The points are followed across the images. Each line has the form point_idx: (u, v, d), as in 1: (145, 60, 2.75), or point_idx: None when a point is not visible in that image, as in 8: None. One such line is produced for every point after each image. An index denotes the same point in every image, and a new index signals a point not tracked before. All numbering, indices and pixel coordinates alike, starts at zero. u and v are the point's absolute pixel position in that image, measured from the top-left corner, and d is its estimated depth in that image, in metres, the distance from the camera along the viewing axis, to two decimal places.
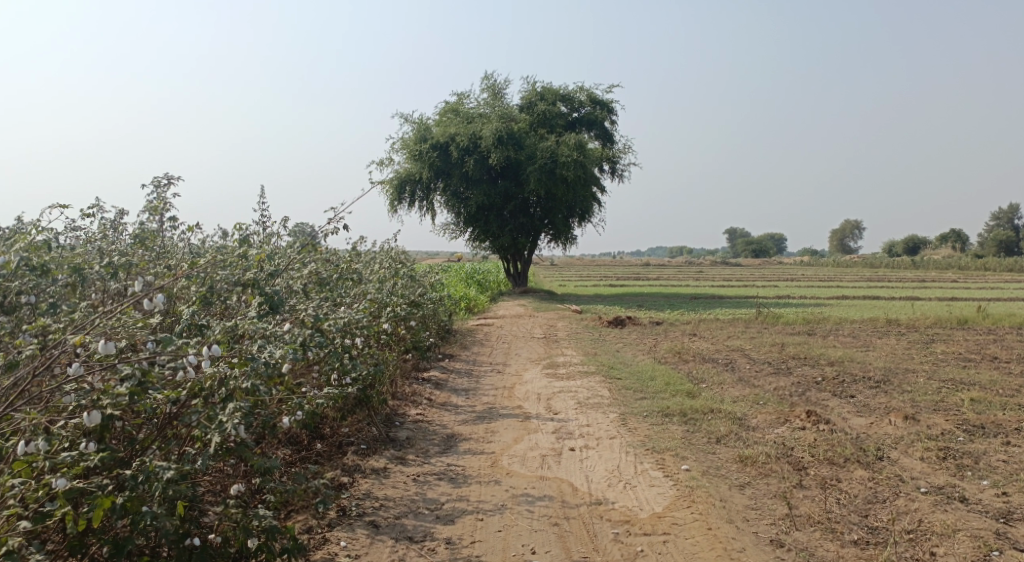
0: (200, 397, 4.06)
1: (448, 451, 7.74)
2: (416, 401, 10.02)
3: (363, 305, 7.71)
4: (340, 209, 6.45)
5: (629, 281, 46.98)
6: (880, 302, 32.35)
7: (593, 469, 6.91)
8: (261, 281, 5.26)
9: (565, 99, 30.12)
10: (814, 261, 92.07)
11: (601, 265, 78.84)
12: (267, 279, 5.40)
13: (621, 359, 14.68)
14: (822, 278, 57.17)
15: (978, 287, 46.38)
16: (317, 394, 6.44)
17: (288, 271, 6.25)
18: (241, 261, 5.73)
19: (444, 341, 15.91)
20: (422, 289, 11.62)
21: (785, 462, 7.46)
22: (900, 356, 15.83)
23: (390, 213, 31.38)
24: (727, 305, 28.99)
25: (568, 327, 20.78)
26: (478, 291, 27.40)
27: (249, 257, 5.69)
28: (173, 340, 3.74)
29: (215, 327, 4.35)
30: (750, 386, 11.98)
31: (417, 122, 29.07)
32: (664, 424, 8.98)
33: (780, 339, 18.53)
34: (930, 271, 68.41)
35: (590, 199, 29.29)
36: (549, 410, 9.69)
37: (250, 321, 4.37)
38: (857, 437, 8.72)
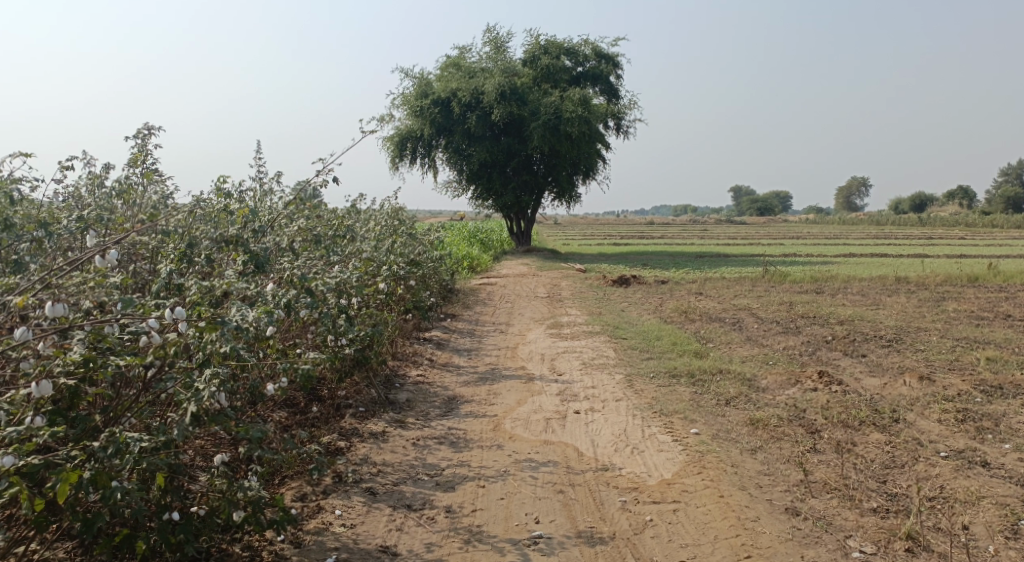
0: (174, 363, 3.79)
1: (449, 414, 7.49)
2: (417, 362, 9.77)
3: (358, 264, 7.43)
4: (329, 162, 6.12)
5: (634, 239, 46.56)
6: (888, 259, 31.97)
7: (599, 433, 6.65)
8: (243, 238, 4.96)
9: (569, 52, 29.37)
10: (820, 219, 91.31)
11: (605, 224, 78.31)
12: (250, 237, 5.11)
13: (627, 318, 14.40)
14: (829, 236, 56.70)
15: (987, 244, 45.82)
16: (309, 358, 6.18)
17: (275, 229, 5.95)
18: (225, 218, 5.45)
19: (446, 301, 15.64)
20: (422, 247, 11.29)
21: (798, 425, 7.20)
22: (912, 315, 15.52)
23: (392, 171, 30.93)
24: (734, 264, 28.63)
25: (572, 286, 20.49)
26: (481, 250, 27.06)
27: (233, 214, 5.40)
28: (132, 300, 3.45)
29: (191, 289, 4.08)
30: (759, 346, 11.70)
31: (418, 77, 28.45)
32: (672, 385, 8.72)
33: (788, 297, 18.22)
34: (938, 228, 67.75)
35: (594, 155, 28.74)
36: (553, 371, 9.43)
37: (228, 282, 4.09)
38: (871, 398, 8.45)
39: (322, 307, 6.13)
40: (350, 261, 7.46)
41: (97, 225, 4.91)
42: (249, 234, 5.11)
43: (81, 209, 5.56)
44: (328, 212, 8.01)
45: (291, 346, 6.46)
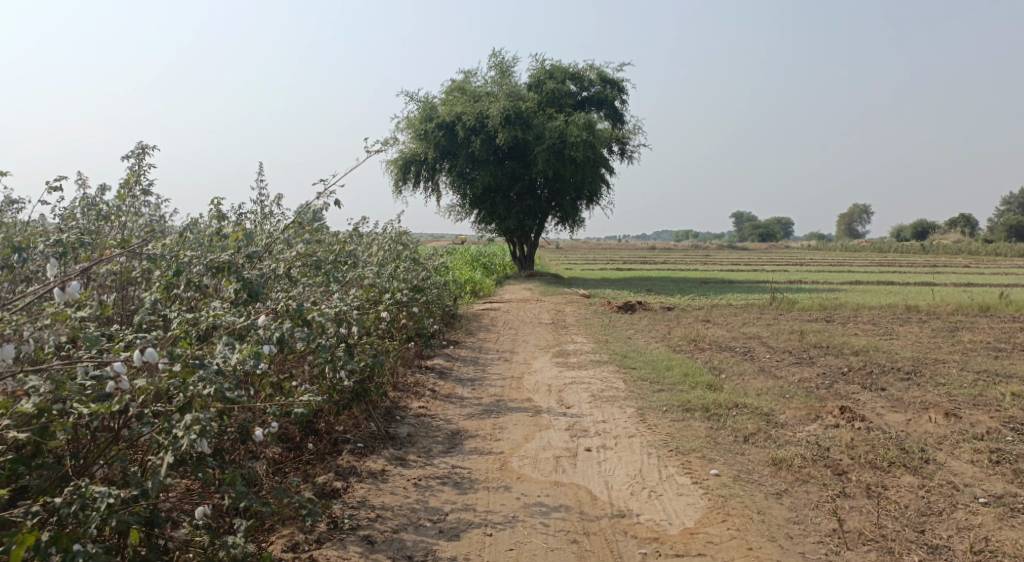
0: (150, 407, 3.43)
1: (453, 450, 7.07)
2: (419, 392, 9.37)
3: (360, 291, 7.10)
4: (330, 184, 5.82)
5: (637, 265, 46.20)
6: (895, 287, 31.62)
7: (613, 474, 6.23)
8: (235, 264, 4.61)
9: (574, 77, 29.19)
10: (823, 246, 91.07)
11: (607, 249, 78.00)
12: (244, 263, 4.76)
13: (634, 347, 14.00)
14: (833, 263, 56.38)
15: (993, 272, 45.39)
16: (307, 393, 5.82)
17: (271, 256, 5.60)
18: (218, 242, 5.13)
19: (448, 327, 15.24)
20: (425, 273, 10.92)
21: (823, 466, 6.79)
22: (927, 346, 15.13)
23: (394, 194, 30.66)
24: (740, 290, 28.25)
25: (577, 312, 20.08)
26: (483, 274, 26.71)
27: (226, 237, 5.09)
28: (97, 340, 3.10)
29: (172, 323, 3.74)
30: (773, 377, 11.28)
31: (422, 100, 28.28)
32: (687, 421, 8.30)
33: (798, 326, 17.82)
34: (942, 256, 67.46)
35: (599, 180, 28.47)
36: (561, 403, 9.02)
37: (215, 316, 3.76)
38: (896, 436, 8.04)
39: (321, 338, 5.79)
40: (352, 289, 7.13)
41: (75, 249, 4.57)
42: (244, 260, 4.78)
43: (60, 231, 5.23)
44: (328, 235, 7.67)
45: (288, 379, 6.09)
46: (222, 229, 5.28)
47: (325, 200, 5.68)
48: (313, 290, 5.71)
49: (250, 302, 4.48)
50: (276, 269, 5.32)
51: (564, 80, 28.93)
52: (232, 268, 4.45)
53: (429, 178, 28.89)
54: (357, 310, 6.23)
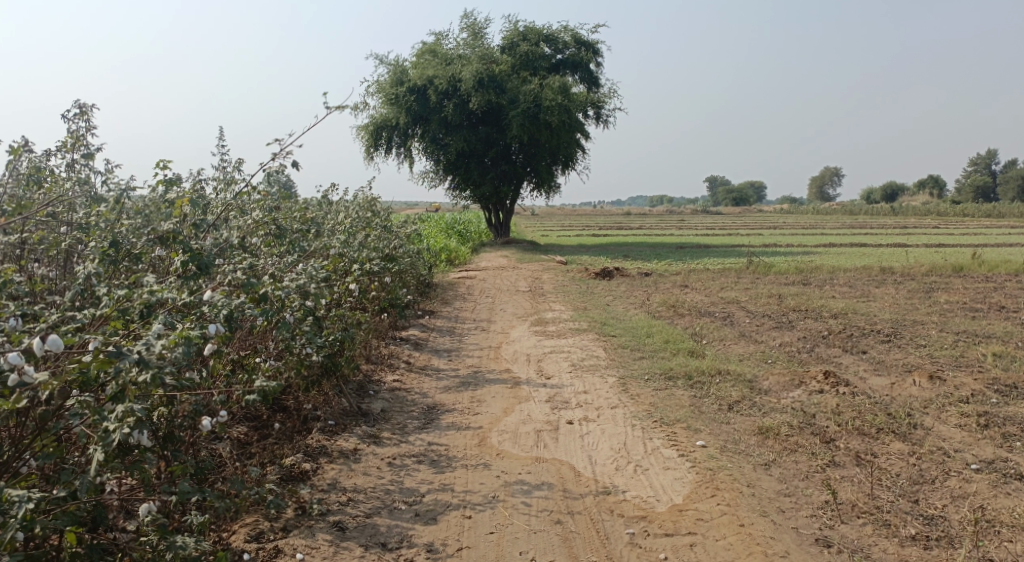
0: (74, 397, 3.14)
1: (429, 426, 6.78)
2: (393, 365, 9.05)
3: (326, 261, 6.76)
4: (287, 146, 5.44)
5: (612, 230, 45.97)
6: (869, 249, 31.72)
7: (596, 448, 5.99)
8: (182, 233, 4.26)
9: (547, 39, 28.57)
10: (795, 209, 91.53)
11: (582, 214, 77.64)
12: (192, 233, 4.41)
13: (613, 313, 13.77)
14: (806, 226, 56.61)
15: (962, 233, 45.86)
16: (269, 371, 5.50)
17: (223, 224, 5.23)
18: (165, 211, 4.77)
19: (423, 297, 14.88)
20: (398, 241, 10.53)
21: (811, 434, 6.60)
22: (905, 307, 15.07)
23: (366, 161, 30.04)
24: (716, 254, 28.15)
25: (554, 279, 19.79)
26: (458, 242, 26.33)
27: (172, 205, 4.73)
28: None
29: (102, 302, 3.40)
30: (754, 343, 11.09)
31: (392, 64, 27.54)
32: (670, 390, 8.07)
33: (776, 289, 17.69)
34: (912, 217, 68.09)
35: (574, 145, 28.04)
36: (540, 374, 8.75)
37: (149, 294, 3.45)
38: (882, 401, 7.88)
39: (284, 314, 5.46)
40: (317, 259, 6.79)
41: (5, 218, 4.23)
42: (189, 228, 4.43)
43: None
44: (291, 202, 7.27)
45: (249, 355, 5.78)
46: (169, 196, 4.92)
47: (282, 163, 5.31)
48: (271, 261, 5.36)
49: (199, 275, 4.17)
50: (229, 239, 4.96)
51: (537, 42, 28.30)
52: (176, 238, 4.11)
53: (401, 144, 28.26)
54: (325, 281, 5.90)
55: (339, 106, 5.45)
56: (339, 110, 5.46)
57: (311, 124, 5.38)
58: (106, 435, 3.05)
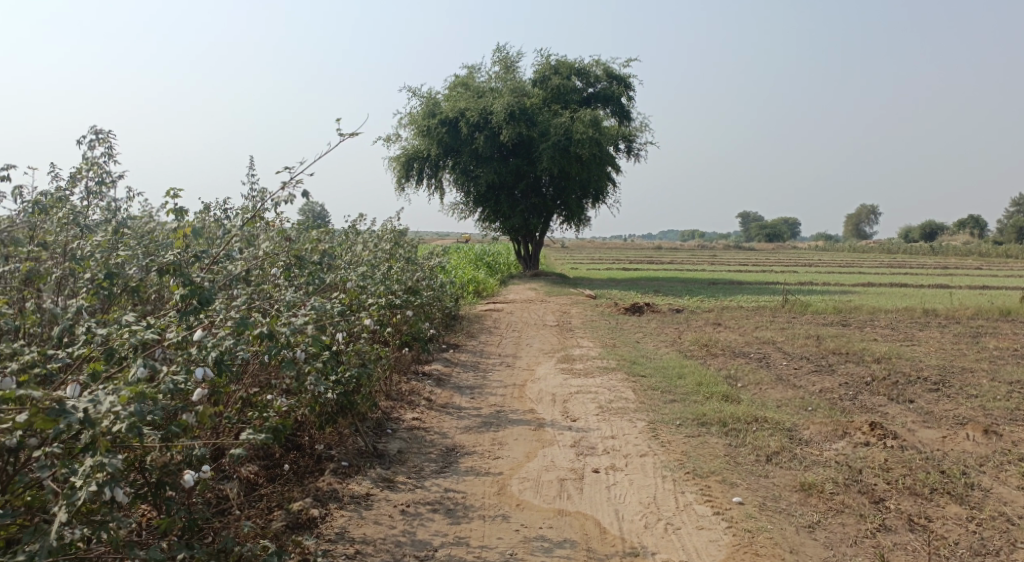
0: (47, 448, 2.97)
1: (446, 470, 6.40)
2: (413, 402, 8.71)
3: (341, 295, 6.53)
4: (297, 176, 5.23)
5: (643, 265, 45.40)
6: (909, 290, 30.87)
7: (623, 502, 5.56)
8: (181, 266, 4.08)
9: (580, 73, 28.47)
10: (831, 247, 90.13)
11: (613, 249, 77.16)
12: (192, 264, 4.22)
13: (643, 352, 13.31)
14: (843, 264, 55.50)
15: (1005, 276, 44.65)
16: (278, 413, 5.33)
17: (230, 257, 5.05)
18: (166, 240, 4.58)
19: (448, 330, 14.56)
20: (421, 273, 10.26)
21: (857, 493, 6.11)
22: (952, 352, 14.41)
23: (397, 191, 30.03)
24: (750, 292, 27.56)
25: (582, 314, 19.37)
26: (487, 274, 26.07)
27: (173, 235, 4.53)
28: None
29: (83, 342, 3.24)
30: (792, 388, 10.57)
31: (425, 95, 27.61)
32: (704, 437, 7.61)
33: (814, 331, 17.09)
34: (952, 258, 66.57)
35: (606, 178, 27.75)
36: (566, 416, 8.34)
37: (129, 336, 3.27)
38: (933, 456, 7.35)
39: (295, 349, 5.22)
40: (332, 292, 6.56)
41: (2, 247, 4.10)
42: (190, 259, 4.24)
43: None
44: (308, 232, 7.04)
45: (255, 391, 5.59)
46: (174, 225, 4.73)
47: (291, 192, 5.12)
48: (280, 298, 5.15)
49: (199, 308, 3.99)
50: (235, 272, 4.77)
51: (569, 75, 28.20)
52: (175, 269, 3.91)
53: (432, 175, 28.21)
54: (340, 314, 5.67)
55: (353, 135, 5.23)
56: (353, 139, 5.24)
57: (321, 153, 5.18)
58: (71, 492, 2.88)
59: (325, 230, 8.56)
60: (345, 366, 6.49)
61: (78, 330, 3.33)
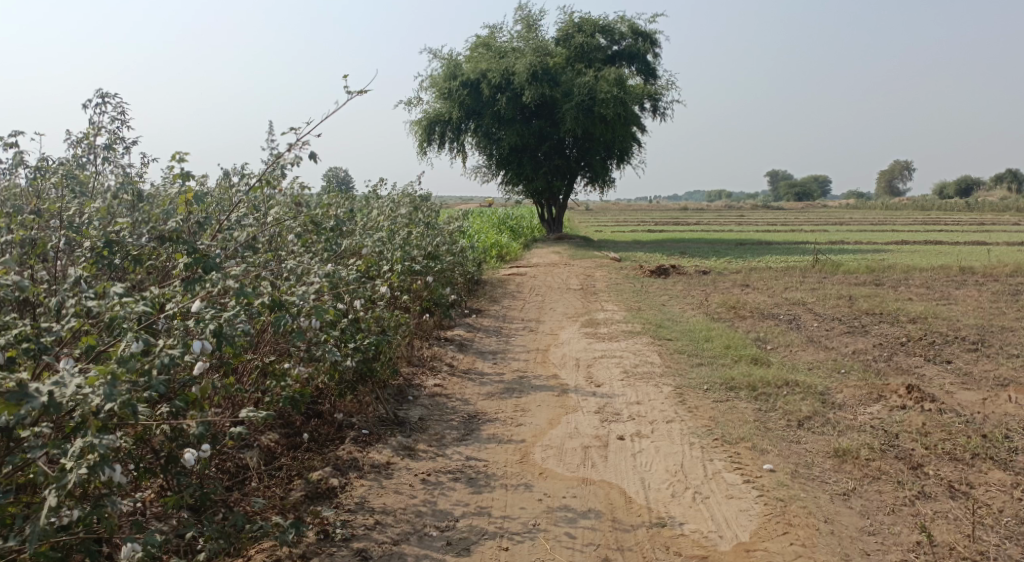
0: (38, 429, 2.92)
1: (468, 437, 6.27)
2: (435, 368, 8.58)
3: (357, 262, 6.41)
4: (302, 139, 5.04)
5: (670, 226, 44.81)
6: (944, 247, 30.16)
7: (649, 470, 5.39)
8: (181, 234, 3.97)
9: (603, 30, 27.79)
10: (861, 206, 88.44)
11: (638, 211, 76.42)
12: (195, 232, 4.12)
13: (670, 315, 13.06)
14: (874, 222, 54.42)
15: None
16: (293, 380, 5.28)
17: (237, 224, 4.93)
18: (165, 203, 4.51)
19: (471, 296, 14.42)
20: (442, 238, 10.06)
21: (895, 460, 5.88)
22: (990, 311, 13.99)
23: (419, 156, 29.75)
24: (779, 252, 27.09)
25: (607, 277, 19.11)
26: (511, 238, 25.84)
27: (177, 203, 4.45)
28: None
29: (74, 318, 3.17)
30: (824, 350, 10.28)
31: (445, 58, 27.14)
32: (733, 402, 7.40)
33: (846, 291, 16.70)
34: (988, 214, 65.01)
35: (630, 139, 27.24)
36: (591, 381, 8.17)
37: (120, 309, 3.22)
38: (973, 419, 7.08)
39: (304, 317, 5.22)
40: (348, 259, 6.46)
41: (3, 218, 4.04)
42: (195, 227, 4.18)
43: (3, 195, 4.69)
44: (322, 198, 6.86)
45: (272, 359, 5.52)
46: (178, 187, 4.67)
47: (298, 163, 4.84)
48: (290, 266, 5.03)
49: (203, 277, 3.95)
50: (242, 239, 4.65)
51: (593, 33, 27.53)
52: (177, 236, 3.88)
53: (454, 139, 27.89)
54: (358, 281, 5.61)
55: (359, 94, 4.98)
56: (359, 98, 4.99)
57: (327, 115, 4.92)
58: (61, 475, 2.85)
59: (338, 196, 8.38)
60: (373, 321, 6.39)
61: (69, 304, 3.29)
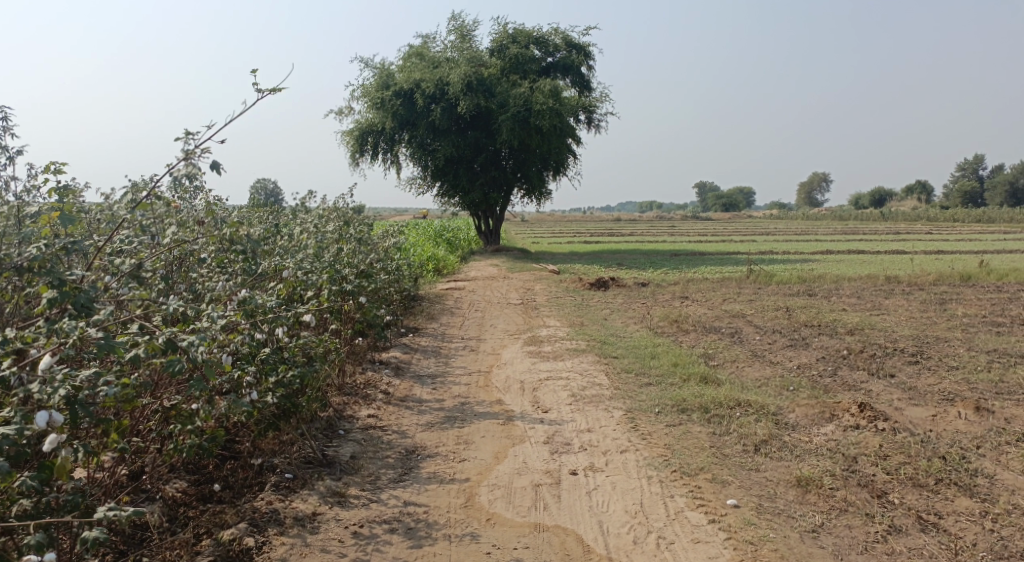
0: None
1: (406, 477, 5.75)
2: (370, 396, 8.01)
3: (279, 286, 5.87)
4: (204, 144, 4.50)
5: (604, 237, 44.94)
6: (868, 256, 30.91)
7: (606, 511, 5.00)
8: (43, 262, 3.45)
9: (538, 42, 27.63)
10: (785, 215, 90.97)
11: (572, 222, 76.75)
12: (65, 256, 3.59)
13: (612, 330, 12.74)
14: (799, 232, 55.81)
15: (956, 239, 45.33)
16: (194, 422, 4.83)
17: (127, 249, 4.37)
18: (33, 226, 4.00)
19: (407, 312, 13.84)
20: (376, 255, 9.49)
21: (858, 487, 5.62)
22: (922, 321, 14.16)
23: (351, 166, 28.97)
24: (712, 263, 27.28)
25: (546, 290, 18.77)
26: (447, 251, 25.32)
27: (44, 222, 3.90)
28: None
29: None
30: (769, 365, 10.08)
31: (378, 67, 26.52)
32: (686, 427, 7.05)
33: (783, 302, 16.75)
34: (904, 223, 67.68)
35: (566, 150, 27.08)
36: (536, 407, 7.73)
37: None
38: (927, 437, 6.91)
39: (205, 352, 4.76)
40: (268, 283, 5.93)
41: None
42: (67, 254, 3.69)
43: None
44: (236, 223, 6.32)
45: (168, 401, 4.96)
46: (51, 207, 4.16)
47: (199, 174, 4.25)
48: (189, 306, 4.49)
49: (71, 313, 3.51)
50: (128, 268, 4.11)
51: (528, 44, 27.33)
52: (42, 267, 3.42)
53: (387, 150, 27.23)
54: (274, 309, 5.13)
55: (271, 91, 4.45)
56: (271, 95, 4.45)
57: (232, 119, 4.34)
58: None
59: (261, 212, 7.77)
60: (295, 351, 5.88)
61: None
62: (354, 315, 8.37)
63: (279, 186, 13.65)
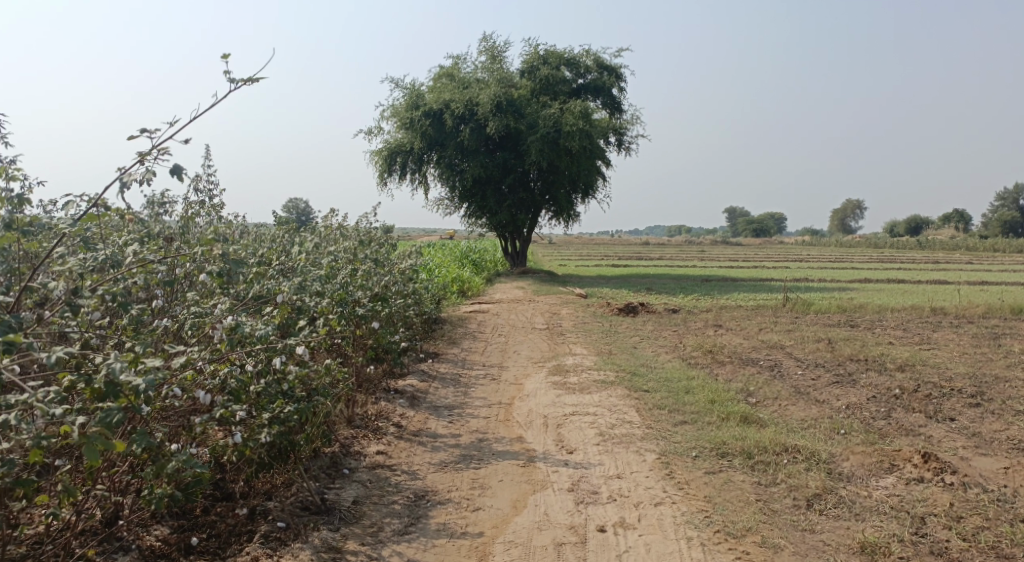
0: None
1: (412, 528, 5.11)
2: (380, 429, 7.39)
3: (274, 312, 5.30)
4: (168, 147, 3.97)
5: (633, 260, 44.15)
6: (908, 286, 29.80)
7: None
8: None
9: (569, 63, 27.14)
10: (818, 243, 89.40)
11: (599, 245, 75.99)
12: None
13: (643, 360, 12.02)
14: (833, 259, 54.55)
15: (996, 271, 43.97)
16: (164, 461, 4.24)
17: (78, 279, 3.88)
18: None
19: (427, 337, 13.23)
20: (393, 276, 8.89)
21: (931, 556, 4.90)
22: (976, 357, 13.25)
23: (379, 186, 28.67)
24: (746, 290, 26.43)
25: (574, 315, 18.08)
26: (473, 272, 24.76)
27: None
28: None
29: None
30: (815, 404, 9.29)
31: (407, 87, 26.20)
32: (727, 475, 6.32)
33: (824, 333, 15.89)
34: (942, 252, 66.03)
35: (595, 173, 26.47)
36: (561, 446, 7.04)
37: None
38: (1003, 495, 6.13)
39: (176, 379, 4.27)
40: (261, 307, 5.36)
41: None
42: None
43: None
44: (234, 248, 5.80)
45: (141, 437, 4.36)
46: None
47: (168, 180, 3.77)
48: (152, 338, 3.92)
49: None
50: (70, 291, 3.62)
51: (558, 65, 26.85)
52: None
53: (415, 170, 26.82)
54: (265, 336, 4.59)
55: (247, 81, 3.90)
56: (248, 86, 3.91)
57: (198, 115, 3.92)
58: None
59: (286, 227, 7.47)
60: (298, 379, 5.30)
61: None
62: (366, 342, 7.80)
63: (307, 206, 13.21)
